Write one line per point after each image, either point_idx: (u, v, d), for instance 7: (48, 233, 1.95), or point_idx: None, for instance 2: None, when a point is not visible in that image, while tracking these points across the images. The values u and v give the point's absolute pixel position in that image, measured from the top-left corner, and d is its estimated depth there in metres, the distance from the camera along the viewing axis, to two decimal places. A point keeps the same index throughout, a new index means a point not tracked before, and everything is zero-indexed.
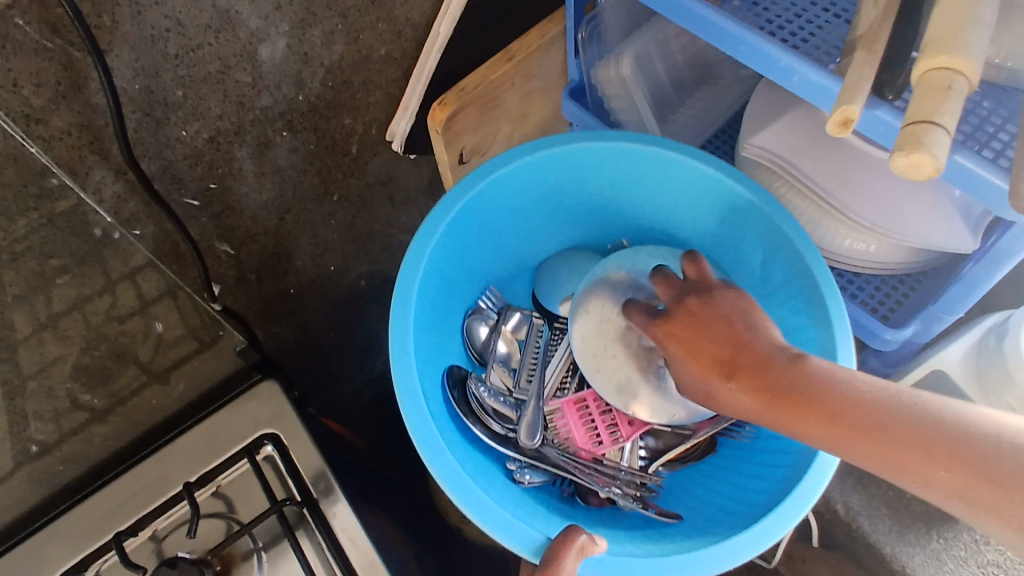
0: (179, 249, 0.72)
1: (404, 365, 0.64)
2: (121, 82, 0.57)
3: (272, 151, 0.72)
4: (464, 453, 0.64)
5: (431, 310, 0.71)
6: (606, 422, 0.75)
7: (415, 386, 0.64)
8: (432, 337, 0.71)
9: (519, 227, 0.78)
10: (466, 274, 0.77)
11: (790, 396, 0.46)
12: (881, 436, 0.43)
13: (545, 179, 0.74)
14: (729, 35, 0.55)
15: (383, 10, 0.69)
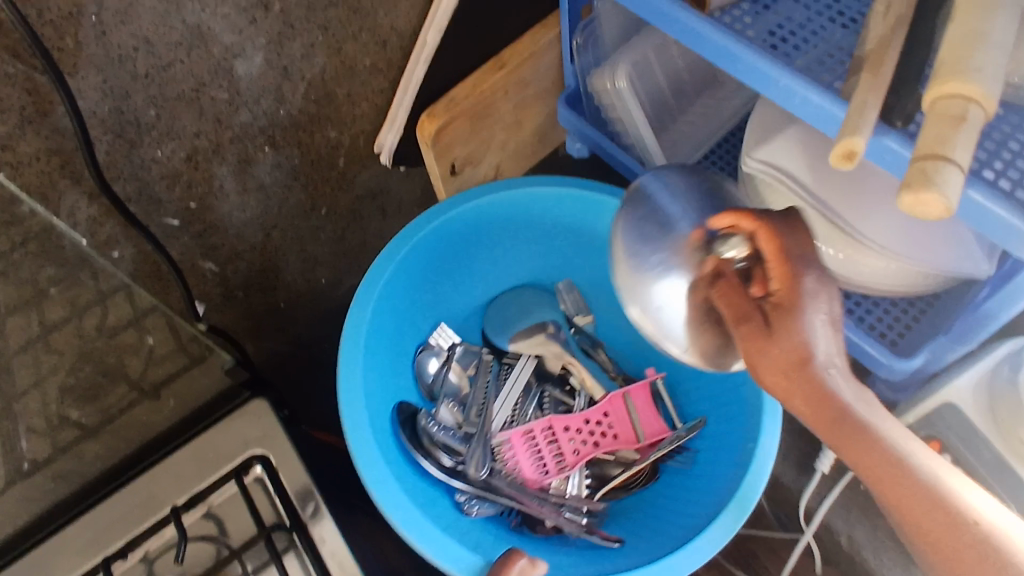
0: (160, 270, 0.70)
1: (350, 398, 0.68)
2: (88, 105, 0.55)
3: (254, 168, 0.69)
4: (411, 482, 0.68)
5: (384, 346, 0.74)
6: (552, 450, 0.78)
7: (360, 419, 0.67)
8: (384, 369, 0.74)
9: (468, 265, 0.81)
10: (418, 311, 0.79)
11: (827, 413, 0.39)
12: (896, 475, 0.39)
13: (497, 222, 0.78)
14: (727, 53, 0.55)
15: (367, 20, 0.66)
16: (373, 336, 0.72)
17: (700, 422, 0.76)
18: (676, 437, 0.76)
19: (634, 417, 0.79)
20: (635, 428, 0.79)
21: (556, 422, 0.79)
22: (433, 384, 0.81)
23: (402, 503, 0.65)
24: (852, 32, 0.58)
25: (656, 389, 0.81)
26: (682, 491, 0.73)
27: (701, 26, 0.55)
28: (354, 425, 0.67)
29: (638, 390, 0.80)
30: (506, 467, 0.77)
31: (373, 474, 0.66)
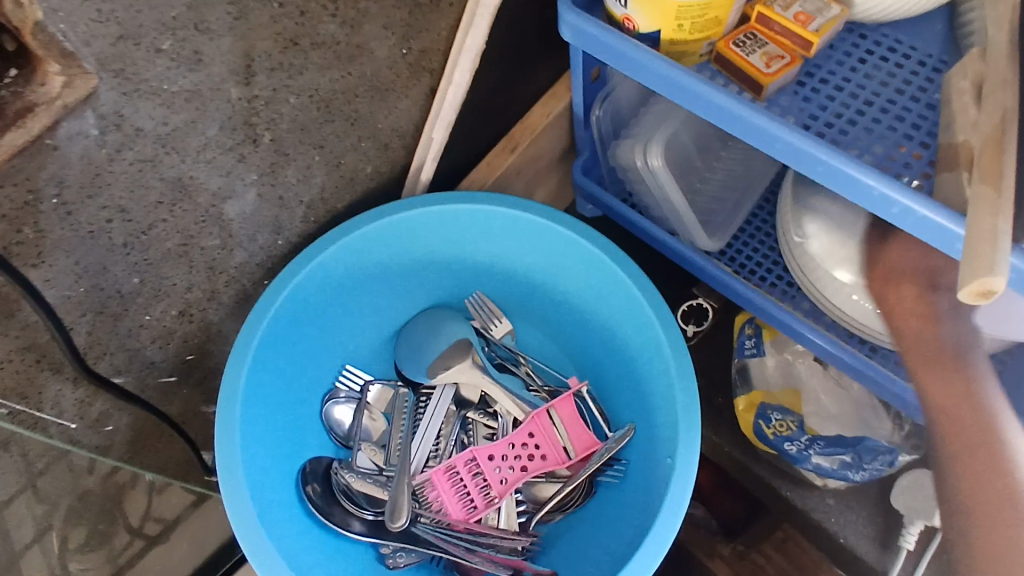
0: (159, 427, 0.61)
1: (230, 465, 0.55)
2: (60, 291, 0.46)
3: (253, 303, 0.61)
4: (299, 545, 0.56)
5: (277, 399, 0.60)
6: (476, 485, 0.63)
7: (238, 483, 0.55)
8: (279, 424, 0.61)
9: (377, 297, 0.67)
10: (316, 357, 0.65)
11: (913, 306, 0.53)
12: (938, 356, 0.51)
13: (411, 244, 0.64)
14: (800, 152, 0.47)
15: (366, 127, 0.57)
16: (258, 395, 0.58)
17: (631, 429, 0.62)
18: (609, 447, 0.61)
19: (557, 434, 0.65)
20: (562, 444, 0.65)
21: (480, 455, 0.64)
22: (348, 432, 0.66)
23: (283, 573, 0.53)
24: (922, 103, 0.52)
25: (582, 396, 0.67)
26: (618, 511, 0.61)
27: (768, 125, 0.47)
28: (234, 500, 0.54)
29: (562, 402, 0.65)
30: (431, 511, 0.63)
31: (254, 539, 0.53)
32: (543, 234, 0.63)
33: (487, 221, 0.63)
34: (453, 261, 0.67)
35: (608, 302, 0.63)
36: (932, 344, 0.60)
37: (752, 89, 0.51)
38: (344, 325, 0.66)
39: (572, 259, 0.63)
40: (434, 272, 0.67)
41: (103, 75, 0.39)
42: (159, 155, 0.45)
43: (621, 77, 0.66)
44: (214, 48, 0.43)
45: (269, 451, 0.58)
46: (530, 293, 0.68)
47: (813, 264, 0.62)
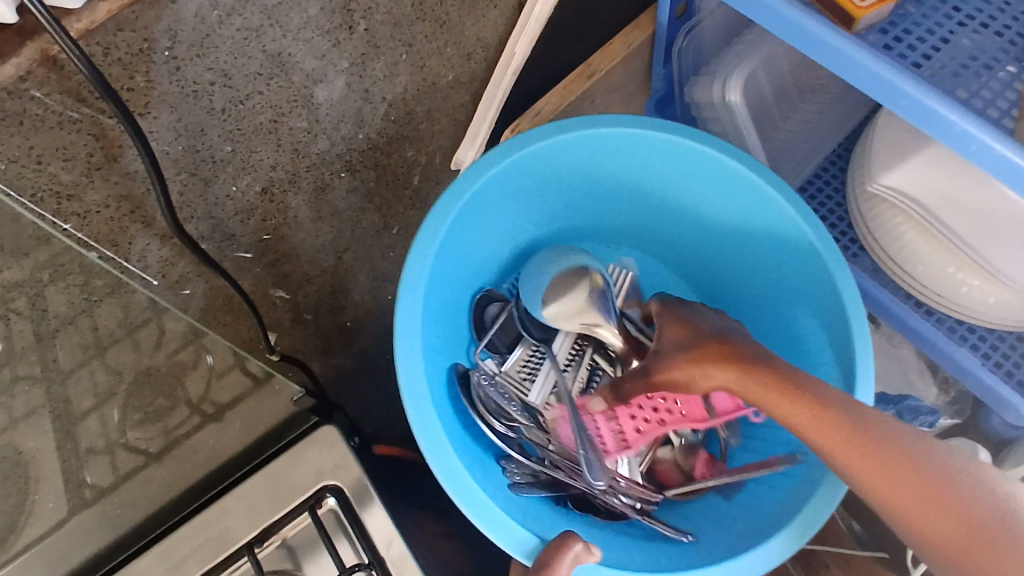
0: (232, 302, 0.66)
1: (416, 386, 0.48)
2: (161, 145, 0.51)
3: (329, 194, 0.63)
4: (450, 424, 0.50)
5: (448, 280, 0.54)
6: (611, 431, 0.55)
7: (427, 407, 0.48)
8: (435, 345, 0.52)
9: (558, 197, 0.58)
10: (449, 273, 0.54)
11: (783, 382, 0.42)
12: (869, 444, 0.39)
13: (600, 163, 0.55)
14: (889, 87, 0.47)
15: (454, 32, 0.61)
16: (431, 305, 0.51)
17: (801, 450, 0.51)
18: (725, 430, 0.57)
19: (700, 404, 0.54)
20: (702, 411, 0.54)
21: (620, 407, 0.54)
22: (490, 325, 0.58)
23: (464, 487, 0.47)
24: (1010, 56, 0.53)
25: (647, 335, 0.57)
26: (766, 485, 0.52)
27: (859, 56, 0.48)
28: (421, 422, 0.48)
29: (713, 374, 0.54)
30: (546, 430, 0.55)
31: (433, 445, 0.48)
32: (744, 198, 0.54)
33: (695, 165, 0.54)
34: (608, 188, 0.58)
35: (769, 252, 0.55)
36: (994, 312, 0.60)
37: (842, 23, 0.51)
38: (526, 219, 0.59)
39: (772, 229, 0.53)
40: (622, 196, 0.59)
41: None
42: (263, 27, 0.51)
43: (710, 11, 0.65)
44: None
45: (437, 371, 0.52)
46: (709, 255, 0.60)
47: (884, 215, 0.62)
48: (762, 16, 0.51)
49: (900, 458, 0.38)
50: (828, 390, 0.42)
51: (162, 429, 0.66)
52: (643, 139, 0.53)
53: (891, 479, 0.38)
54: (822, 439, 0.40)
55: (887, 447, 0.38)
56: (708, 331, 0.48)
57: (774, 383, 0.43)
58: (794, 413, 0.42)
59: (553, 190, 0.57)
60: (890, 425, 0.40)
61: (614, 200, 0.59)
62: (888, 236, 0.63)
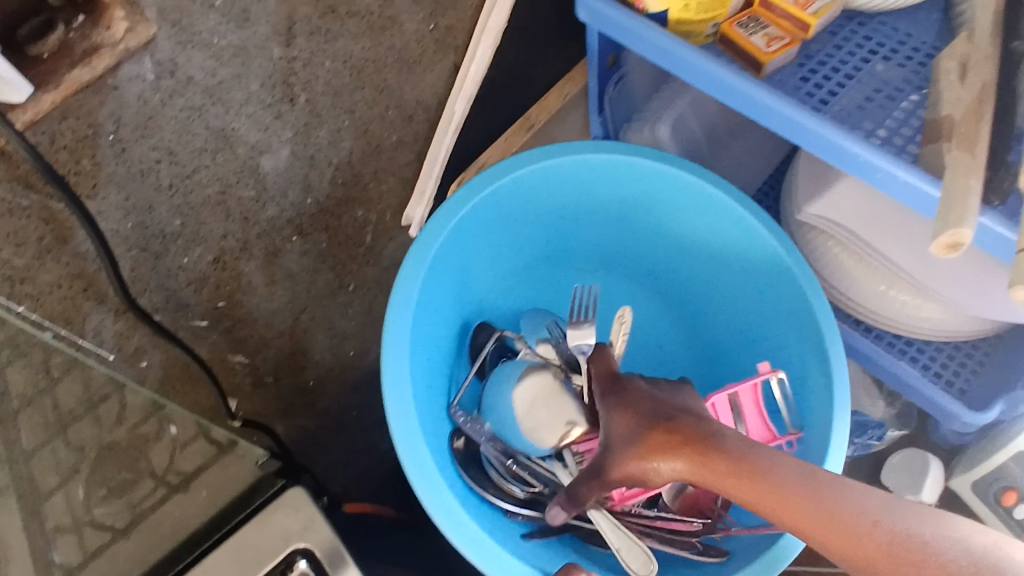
0: (189, 370, 0.66)
1: (399, 391, 0.53)
2: (110, 225, 0.51)
3: (281, 258, 0.65)
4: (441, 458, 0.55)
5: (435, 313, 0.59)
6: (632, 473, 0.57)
7: (409, 408, 0.53)
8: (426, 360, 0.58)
9: (531, 224, 0.64)
10: (442, 294, 0.60)
11: (739, 467, 0.44)
12: (832, 518, 0.41)
13: (562, 190, 0.62)
14: (798, 126, 0.51)
15: (393, 96, 0.62)
16: (424, 322, 0.57)
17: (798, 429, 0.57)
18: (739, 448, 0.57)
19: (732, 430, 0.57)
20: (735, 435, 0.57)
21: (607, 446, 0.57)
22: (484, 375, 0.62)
23: (438, 492, 0.52)
24: (914, 85, 0.55)
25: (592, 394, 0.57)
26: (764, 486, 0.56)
27: (769, 100, 0.51)
28: (402, 423, 0.52)
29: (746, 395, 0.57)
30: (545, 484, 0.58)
31: (426, 478, 0.52)
32: (698, 205, 0.60)
33: (650, 180, 0.60)
34: (587, 218, 0.65)
35: (733, 258, 0.62)
36: (929, 324, 0.63)
37: (752, 67, 0.55)
38: (504, 248, 0.65)
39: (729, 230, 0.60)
40: (589, 217, 0.65)
41: (163, 24, 0.45)
42: (206, 105, 0.50)
43: (636, 61, 0.70)
44: (261, 9, 0.48)
45: (424, 387, 0.57)
46: (675, 263, 0.66)
47: (815, 241, 0.66)
48: (677, 69, 0.55)
49: (872, 535, 0.41)
50: (786, 469, 0.43)
51: (125, 504, 0.64)
52: (597, 163, 0.60)
53: (854, 546, 0.41)
54: (789, 516, 0.43)
55: (851, 522, 0.41)
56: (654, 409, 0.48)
57: (735, 470, 0.44)
58: (756, 498, 0.43)
59: (536, 220, 0.64)
60: (845, 494, 0.42)
61: (582, 223, 0.66)
62: (823, 258, 0.66)
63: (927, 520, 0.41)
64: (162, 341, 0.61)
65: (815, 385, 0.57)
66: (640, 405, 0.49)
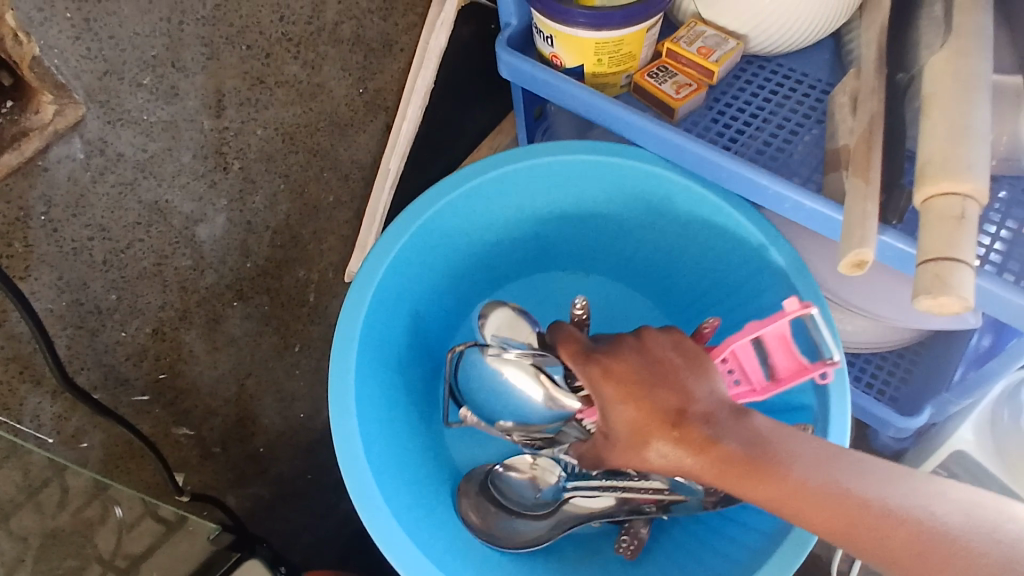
0: (133, 447, 0.64)
1: (346, 419, 0.54)
2: (45, 304, 0.50)
3: (223, 324, 0.65)
4: (400, 491, 0.55)
5: (398, 339, 0.61)
6: None
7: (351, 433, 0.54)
8: (389, 381, 0.60)
9: (496, 239, 0.66)
10: (399, 320, 0.61)
11: (751, 464, 0.41)
12: (858, 517, 0.39)
13: (516, 202, 0.64)
14: (710, 163, 0.55)
15: (327, 159, 0.64)
16: (376, 343, 0.59)
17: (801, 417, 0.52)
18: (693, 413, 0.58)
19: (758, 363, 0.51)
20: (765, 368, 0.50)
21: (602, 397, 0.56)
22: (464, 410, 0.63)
23: (386, 520, 0.52)
24: (814, 119, 0.60)
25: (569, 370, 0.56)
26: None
27: (682, 141, 0.55)
28: (345, 447, 0.54)
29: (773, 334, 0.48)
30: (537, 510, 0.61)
31: (375, 517, 0.52)
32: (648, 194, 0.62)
33: (598, 176, 0.62)
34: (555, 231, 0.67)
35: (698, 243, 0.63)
36: (854, 339, 0.67)
37: (666, 113, 0.59)
38: (474, 265, 0.67)
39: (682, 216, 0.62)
40: (555, 225, 0.67)
41: (91, 105, 0.45)
42: (138, 179, 0.50)
43: (559, 110, 0.73)
44: (189, 84, 0.49)
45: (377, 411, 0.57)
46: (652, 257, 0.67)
47: None
48: (596, 117, 0.59)
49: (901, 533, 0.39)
50: (804, 464, 0.41)
51: None
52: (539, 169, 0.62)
53: (877, 544, 0.39)
54: (812, 517, 0.40)
55: (875, 520, 0.39)
56: (661, 400, 0.44)
57: (749, 470, 0.41)
58: (776, 498, 0.41)
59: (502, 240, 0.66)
60: (867, 489, 0.40)
61: (549, 231, 0.68)
62: None
63: (951, 509, 0.39)
64: (103, 421, 0.59)
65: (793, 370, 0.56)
66: (645, 394, 0.44)
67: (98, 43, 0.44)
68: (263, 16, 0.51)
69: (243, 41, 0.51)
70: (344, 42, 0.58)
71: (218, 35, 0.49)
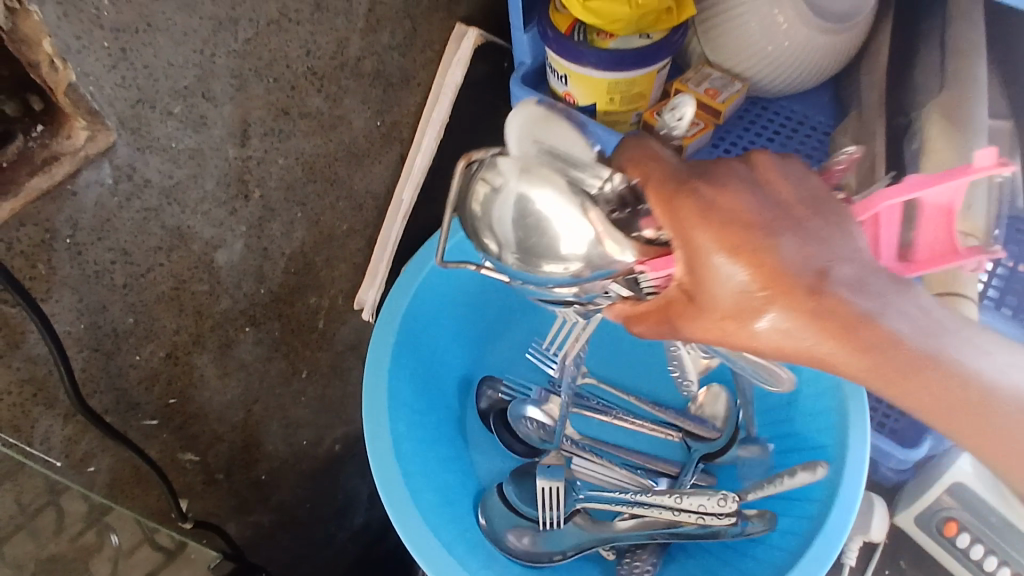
0: (139, 472, 0.64)
1: (375, 430, 0.63)
2: (63, 326, 0.50)
3: (234, 349, 0.65)
4: (427, 492, 0.63)
5: (425, 364, 0.69)
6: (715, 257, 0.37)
7: (386, 453, 0.62)
8: (418, 402, 0.67)
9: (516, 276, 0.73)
10: (434, 355, 0.69)
11: (897, 346, 0.33)
12: (992, 416, 0.34)
13: None
14: None
15: (343, 188, 0.65)
16: (411, 375, 0.67)
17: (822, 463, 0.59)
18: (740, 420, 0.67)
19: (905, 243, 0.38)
20: (902, 243, 0.38)
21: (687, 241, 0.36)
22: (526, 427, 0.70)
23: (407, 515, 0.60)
24: (816, 160, 0.62)
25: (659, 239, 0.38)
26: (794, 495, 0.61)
27: None
28: (375, 449, 0.62)
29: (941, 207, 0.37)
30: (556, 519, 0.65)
31: (399, 513, 0.60)
32: None
33: None
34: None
35: None
36: None
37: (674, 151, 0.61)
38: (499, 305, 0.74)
39: None
40: None
41: (122, 132, 0.46)
42: (162, 205, 0.51)
43: None
44: (217, 113, 0.51)
45: (415, 437, 0.65)
46: None
47: None
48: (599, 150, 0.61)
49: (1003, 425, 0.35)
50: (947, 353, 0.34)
51: None
52: None
53: (997, 441, 0.35)
54: (938, 407, 0.34)
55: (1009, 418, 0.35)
56: (797, 259, 0.33)
57: (891, 353, 0.33)
58: (911, 385, 0.34)
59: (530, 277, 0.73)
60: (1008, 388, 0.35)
61: None
62: None
63: None
64: (112, 444, 0.59)
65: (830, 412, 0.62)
66: (773, 249, 0.33)
67: (133, 72, 0.45)
68: (291, 50, 0.52)
69: (270, 74, 0.52)
70: (365, 76, 0.60)
71: (247, 67, 0.50)
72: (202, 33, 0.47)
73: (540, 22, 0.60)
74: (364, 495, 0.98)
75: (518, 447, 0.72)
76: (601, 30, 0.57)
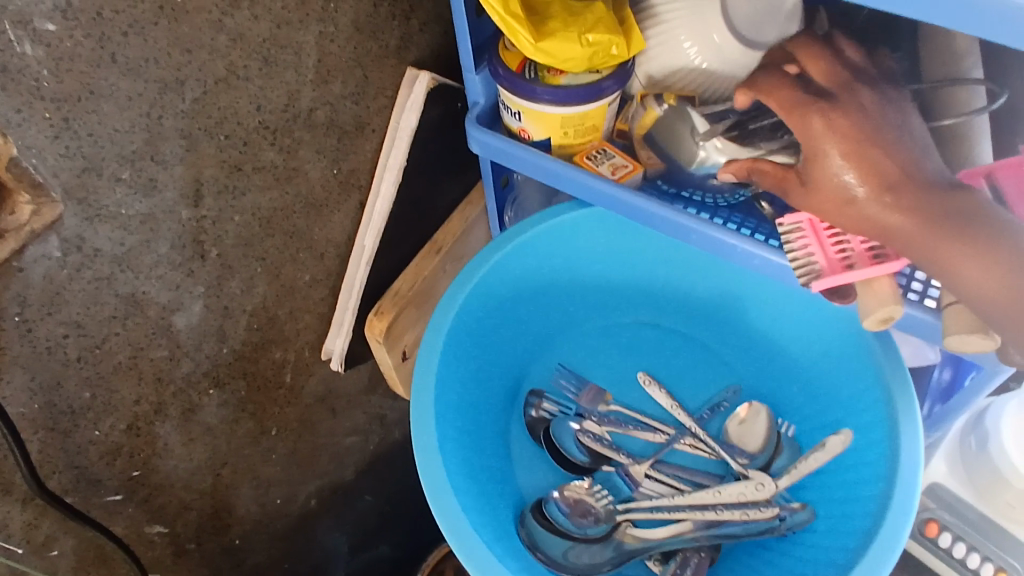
0: (104, 551, 0.61)
1: (426, 445, 0.61)
2: (16, 409, 0.48)
3: (199, 414, 0.63)
4: (476, 507, 0.61)
5: (468, 378, 0.68)
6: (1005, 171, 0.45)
7: (439, 478, 0.60)
8: (460, 414, 0.66)
9: (555, 294, 0.74)
10: (477, 374, 0.69)
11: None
12: None
13: (574, 255, 0.72)
14: (682, 228, 0.57)
15: (303, 239, 0.64)
16: (451, 403, 0.65)
17: (850, 433, 0.61)
18: (755, 428, 0.69)
19: (796, 254, 0.49)
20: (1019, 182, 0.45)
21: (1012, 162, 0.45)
22: (563, 438, 0.69)
23: (463, 527, 0.58)
24: None
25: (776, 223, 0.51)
26: (846, 507, 0.60)
27: (654, 210, 0.57)
28: (426, 464, 0.61)
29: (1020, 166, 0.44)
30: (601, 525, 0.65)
31: (452, 522, 0.58)
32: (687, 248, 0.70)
33: (647, 235, 0.70)
34: (602, 286, 0.75)
35: (760, 293, 0.70)
36: None
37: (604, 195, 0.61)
38: (541, 327, 0.74)
39: (719, 270, 0.70)
40: (617, 280, 0.74)
41: (69, 203, 0.45)
42: (115, 273, 0.50)
43: (526, 180, 0.76)
44: (167, 175, 0.49)
45: (461, 458, 0.63)
46: (704, 311, 0.74)
47: None
48: (562, 185, 0.61)
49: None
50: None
51: None
52: (588, 225, 0.69)
53: None
54: None
55: None
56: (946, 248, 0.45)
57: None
58: None
59: (572, 295, 0.74)
60: None
61: (610, 293, 0.75)
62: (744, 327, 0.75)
63: None
64: (74, 524, 0.57)
65: (867, 400, 0.63)
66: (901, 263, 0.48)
67: (77, 141, 0.43)
68: (241, 106, 0.52)
69: (221, 132, 0.51)
70: (318, 127, 0.59)
71: (197, 127, 0.49)
72: (147, 96, 0.45)
73: (491, 63, 0.60)
74: (342, 551, 0.95)
75: (560, 464, 0.69)
76: (551, 67, 0.58)
